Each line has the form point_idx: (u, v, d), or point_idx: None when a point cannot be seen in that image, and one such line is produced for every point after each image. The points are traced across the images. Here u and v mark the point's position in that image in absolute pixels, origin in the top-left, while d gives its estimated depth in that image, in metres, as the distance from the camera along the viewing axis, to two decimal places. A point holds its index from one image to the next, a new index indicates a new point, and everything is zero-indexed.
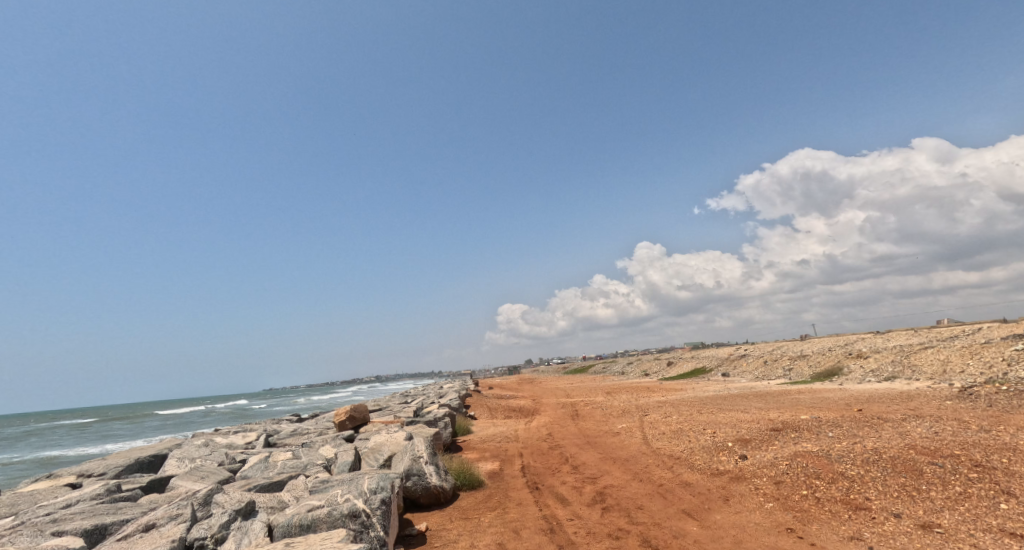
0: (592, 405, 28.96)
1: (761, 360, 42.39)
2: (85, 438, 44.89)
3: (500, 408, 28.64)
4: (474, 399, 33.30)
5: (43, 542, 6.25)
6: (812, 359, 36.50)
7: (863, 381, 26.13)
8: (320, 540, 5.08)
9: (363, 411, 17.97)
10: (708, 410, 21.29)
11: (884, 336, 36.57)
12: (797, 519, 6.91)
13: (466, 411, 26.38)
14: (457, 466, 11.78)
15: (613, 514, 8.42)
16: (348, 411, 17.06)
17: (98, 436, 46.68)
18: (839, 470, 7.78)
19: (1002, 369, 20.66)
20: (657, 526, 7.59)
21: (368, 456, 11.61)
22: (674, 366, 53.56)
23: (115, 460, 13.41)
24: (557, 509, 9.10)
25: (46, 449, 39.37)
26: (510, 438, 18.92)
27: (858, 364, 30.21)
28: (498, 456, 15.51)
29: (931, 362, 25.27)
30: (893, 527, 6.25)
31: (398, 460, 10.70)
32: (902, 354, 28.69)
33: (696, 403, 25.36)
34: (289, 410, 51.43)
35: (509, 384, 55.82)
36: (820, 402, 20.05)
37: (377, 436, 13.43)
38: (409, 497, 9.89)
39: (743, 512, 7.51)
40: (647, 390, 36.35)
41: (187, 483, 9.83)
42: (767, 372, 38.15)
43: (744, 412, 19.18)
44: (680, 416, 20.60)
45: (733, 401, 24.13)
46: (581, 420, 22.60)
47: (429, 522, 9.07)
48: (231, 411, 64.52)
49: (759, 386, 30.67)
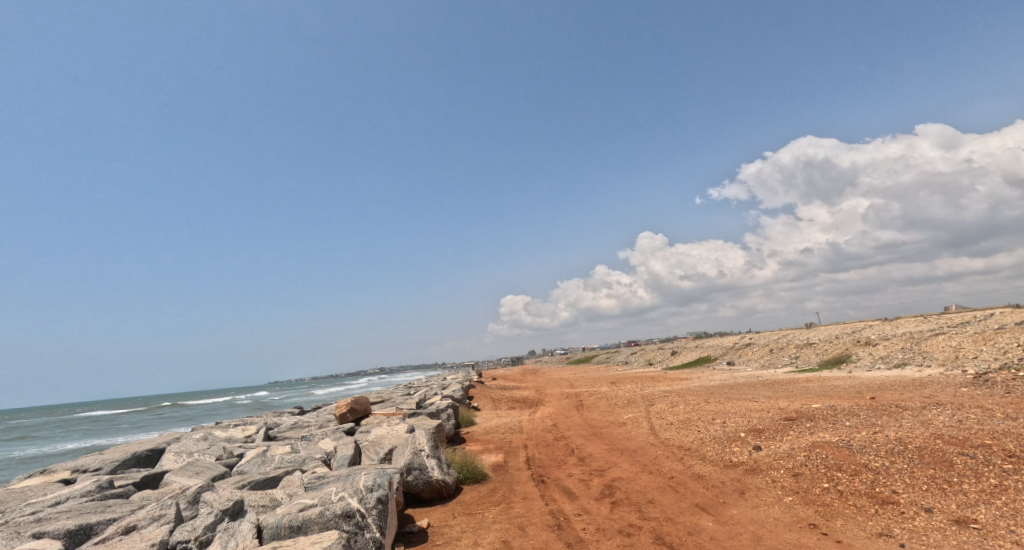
0: (596, 395, 28.66)
1: (767, 349, 42.06)
2: (92, 431, 44.98)
3: (504, 399, 28.35)
4: (477, 390, 32.98)
5: (21, 545, 5.87)
6: (819, 347, 36.03)
7: (873, 369, 25.77)
8: (309, 544, 4.70)
9: (364, 402, 17.66)
10: (716, 399, 20.90)
11: (892, 323, 36.00)
12: (820, 514, 6.52)
13: (469, 402, 26.10)
14: (460, 459, 11.45)
15: (623, 509, 8.05)
16: (349, 403, 16.75)
17: (103, 430, 46.68)
18: (862, 462, 7.37)
19: (1017, 355, 20.24)
20: (671, 522, 7.21)
21: (368, 450, 11.29)
22: (678, 356, 53.16)
23: (111, 455, 13.12)
24: (564, 504, 8.73)
25: (54, 442, 39.44)
26: (515, 429, 18.63)
27: (867, 352, 29.77)
28: (503, 448, 15.18)
29: (942, 349, 24.84)
30: (926, 523, 5.85)
31: (399, 453, 10.37)
32: (912, 340, 28.28)
33: (702, 392, 24.97)
34: (293, 403, 51.43)
35: (512, 374, 55.55)
36: (831, 391, 19.70)
37: (377, 429, 13.10)
38: (411, 492, 9.58)
39: (762, 506, 7.13)
40: (652, 379, 36.08)
41: (182, 478, 9.47)
42: (772, 360, 37.82)
43: (752, 401, 18.87)
44: (687, 406, 20.22)
45: (740, 389, 23.79)
46: (585, 411, 22.25)
47: (431, 518, 8.73)
48: (235, 404, 64.59)
49: (766, 374, 30.34)
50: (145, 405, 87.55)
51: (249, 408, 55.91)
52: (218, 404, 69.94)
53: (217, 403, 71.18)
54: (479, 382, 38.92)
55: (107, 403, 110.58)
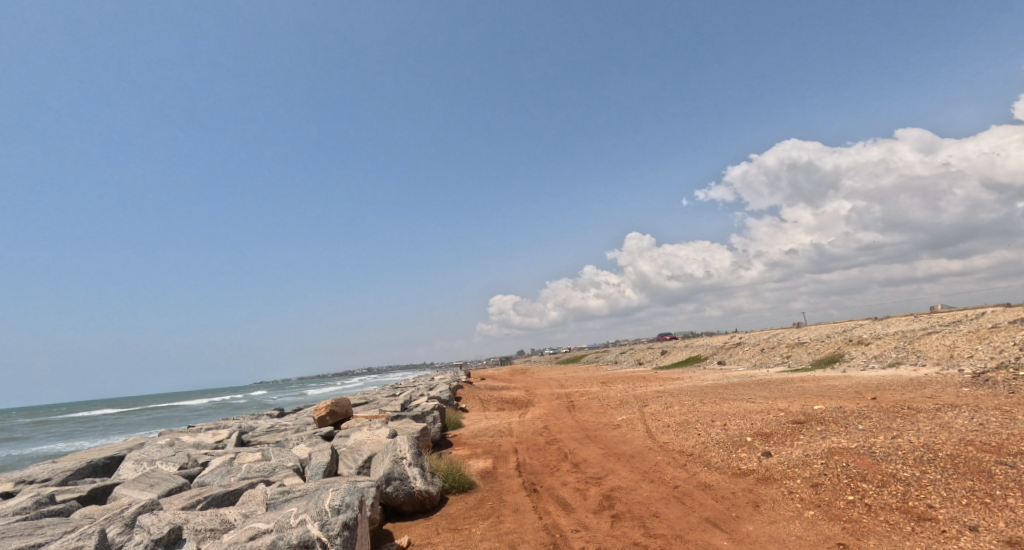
0: (588, 396, 27.99)
1: (758, 348, 41.74)
2: (74, 432, 43.84)
3: (493, 400, 27.50)
4: (465, 391, 32.18)
5: None
6: (811, 346, 35.71)
7: (867, 368, 25.36)
8: None
9: (345, 405, 16.77)
10: (711, 400, 20.30)
11: (883, 322, 35.73)
12: (848, 532, 5.79)
13: (456, 403, 25.27)
14: (445, 467, 10.63)
15: (625, 524, 7.28)
16: (329, 405, 15.86)
17: (80, 432, 45.38)
18: (889, 471, 6.64)
19: (1014, 353, 19.84)
20: (680, 540, 6.44)
21: (346, 459, 10.45)
22: (668, 355, 52.79)
23: (65, 464, 12.20)
24: (560, 518, 7.96)
25: (33, 444, 38.30)
26: (505, 431, 17.84)
27: (860, 351, 29.40)
28: (491, 452, 14.36)
29: (936, 348, 24.46)
30: (972, 544, 5.14)
31: (379, 461, 9.55)
32: (905, 339, 27.92)
33: (696, 392, 24.37)
34: (277, 405, 50.35)
35: (502, 374, 54.80)
36: (828, 391, 19.16)
37: (356, 434, 12.24)
38: (391, 505, 8.79)
39: (780, 522, 6.39)
40: (643, 379, 35.49)
41: (132, 493, 8.60)
42: (764, 360, 37.44)
43: (749, 401, 18.30)
44: (681, 407, 19.57)
45: (735, 389, 23.25)
46: (577, 412, 21.53)
47: (413, 534, 7.91)
48: (217, 405, 63.28)
49: (759, 374, 29.89)
50: (128, 407, 85.81)
51: (234, 409, 54.82)
52: (200, 405, 68.44)
53: (199, 405, 69.70)
54: (468, 383, 38.11)
55: (90, 404, 108.41)
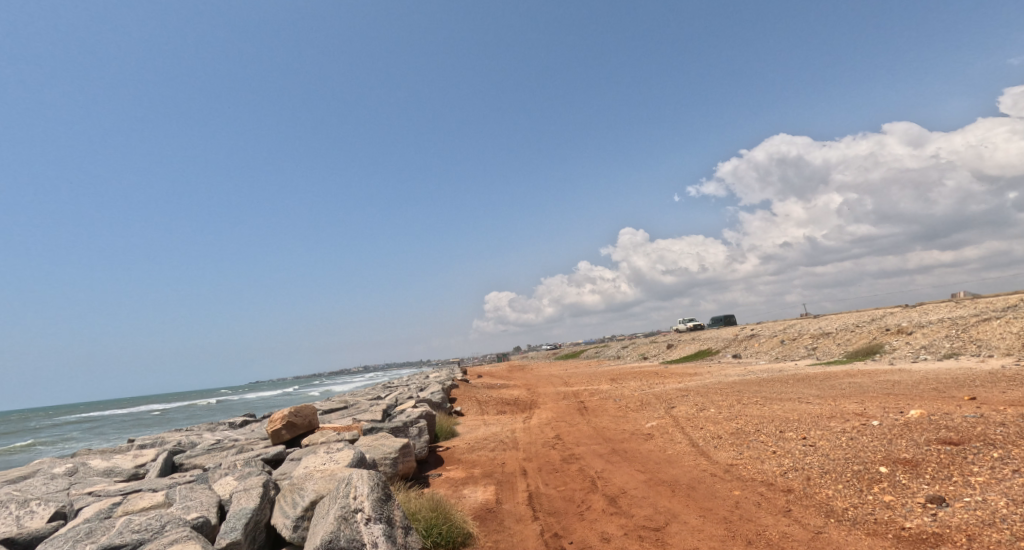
0: (600, 395, 24.58)
1: (777, 338, 38.54)
2: (50, 437, 40.62)
3: (491, 402, 24.07)
4: (461, 390, 28.72)
5: None
6: (840, 336, 32.50)
7: (918, 360, 22.28)
8: None
9: (308, 413, 13.35)
10: (752, 400, 16.97)
11: (918, 309, 32.60)
12: None
13: (449, 407, 21.83)
14: (428, 511, 7.34)
15: None
16: (286, 416, 12.50)
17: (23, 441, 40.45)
18: None
19: None
20: None
21: (284, 506, 7.09)
22: (676, 348, 49.41)
23: None
24: None
25: None
26: (507, 442, 14.50)
27: (902, 341, 26.20)
28: (493, 474, 11.01)
29: (1000, 338, 21.33)
30: None
31: (322, 514, 6.21)
32: (958, 325, 24.84)
33: (726, 390, 21.06)
34: (250, 410, 46.01)
35: (498, 372, 50.76)
36: (898, 389, 15.88)
37: (309, 461, 8.86)
38: None
39: None
40: (657, 375, 32.13)
41: None
42: (786, 353, 34.14)
43: (805, 402, 15.03)
44: (718, 409, 16.22)
45: (774, 387, 19.95)
46: (592, 416, 18.17)
47: None
48: (191, 409, 58.74)
49: (788, 368, 26.68)
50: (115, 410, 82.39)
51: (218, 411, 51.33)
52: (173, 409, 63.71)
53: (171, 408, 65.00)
54: (463, 381, 34.59)
55: (76, 408, 104.65)
